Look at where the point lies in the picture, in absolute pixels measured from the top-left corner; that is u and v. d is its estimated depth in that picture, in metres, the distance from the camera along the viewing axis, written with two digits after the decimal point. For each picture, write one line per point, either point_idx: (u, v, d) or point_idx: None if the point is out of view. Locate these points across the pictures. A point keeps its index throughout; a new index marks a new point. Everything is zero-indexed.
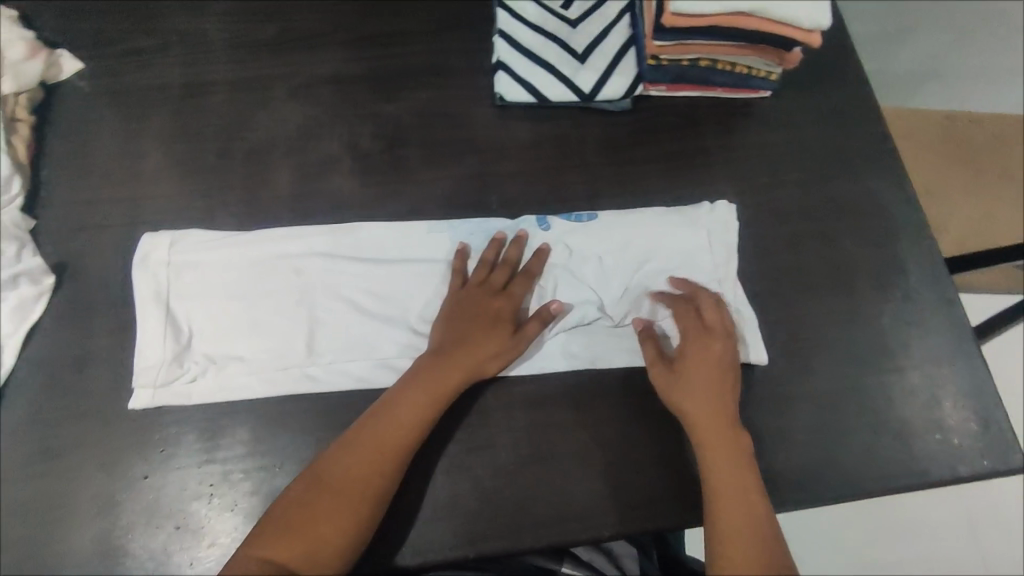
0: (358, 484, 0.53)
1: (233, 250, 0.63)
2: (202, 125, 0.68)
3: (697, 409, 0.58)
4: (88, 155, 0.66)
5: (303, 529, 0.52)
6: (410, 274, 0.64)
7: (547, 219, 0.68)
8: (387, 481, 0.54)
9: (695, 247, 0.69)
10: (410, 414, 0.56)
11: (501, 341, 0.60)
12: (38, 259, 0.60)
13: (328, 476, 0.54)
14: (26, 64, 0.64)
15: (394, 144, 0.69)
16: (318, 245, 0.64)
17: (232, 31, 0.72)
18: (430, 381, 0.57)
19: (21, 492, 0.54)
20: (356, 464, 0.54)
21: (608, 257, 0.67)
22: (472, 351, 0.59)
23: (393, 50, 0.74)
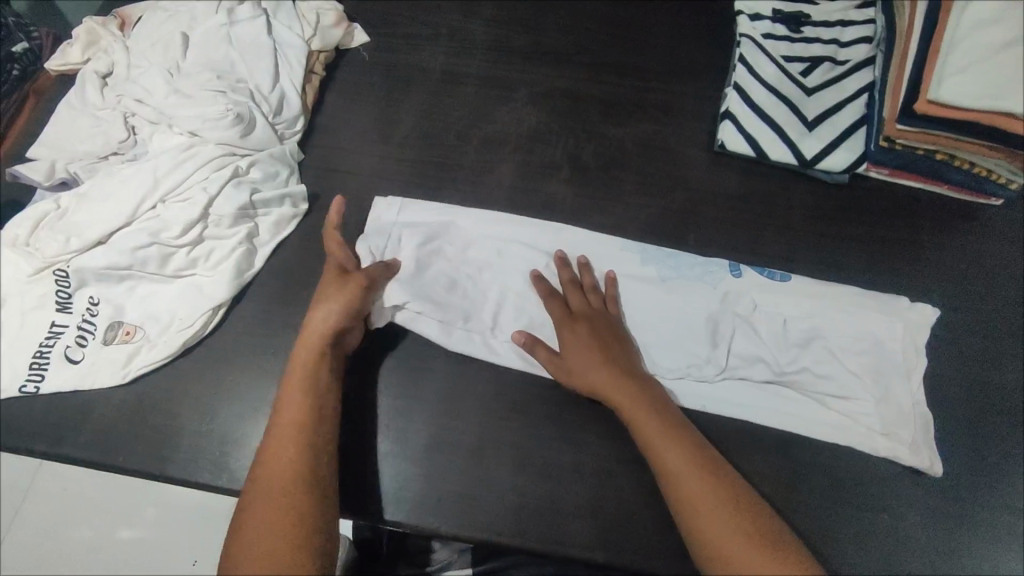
0: (295, 464, 0.53)
1: (451, 219, 0.70)
2: (449, 109, 0.77)
3: (635, 417, 0.57)
4: (355, 112, 0.77)
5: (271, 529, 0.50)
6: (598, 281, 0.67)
7: (739, 267, 0.69)
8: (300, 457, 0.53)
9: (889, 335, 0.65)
10: (294, 412, 0.55)
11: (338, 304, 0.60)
12: (301, 187, 0.70)
13: (274, 473, 0.52)
14: (332, 30, 0.77)
15: (610, 165, 0.74)
16: (526, 236, 0.70)
17: (494, 37, 0.82)
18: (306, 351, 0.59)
19: (241, 374, 0.63)
20: (287, 457, 0.53)
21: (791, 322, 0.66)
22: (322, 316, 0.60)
23: (627, 81, 0.79)
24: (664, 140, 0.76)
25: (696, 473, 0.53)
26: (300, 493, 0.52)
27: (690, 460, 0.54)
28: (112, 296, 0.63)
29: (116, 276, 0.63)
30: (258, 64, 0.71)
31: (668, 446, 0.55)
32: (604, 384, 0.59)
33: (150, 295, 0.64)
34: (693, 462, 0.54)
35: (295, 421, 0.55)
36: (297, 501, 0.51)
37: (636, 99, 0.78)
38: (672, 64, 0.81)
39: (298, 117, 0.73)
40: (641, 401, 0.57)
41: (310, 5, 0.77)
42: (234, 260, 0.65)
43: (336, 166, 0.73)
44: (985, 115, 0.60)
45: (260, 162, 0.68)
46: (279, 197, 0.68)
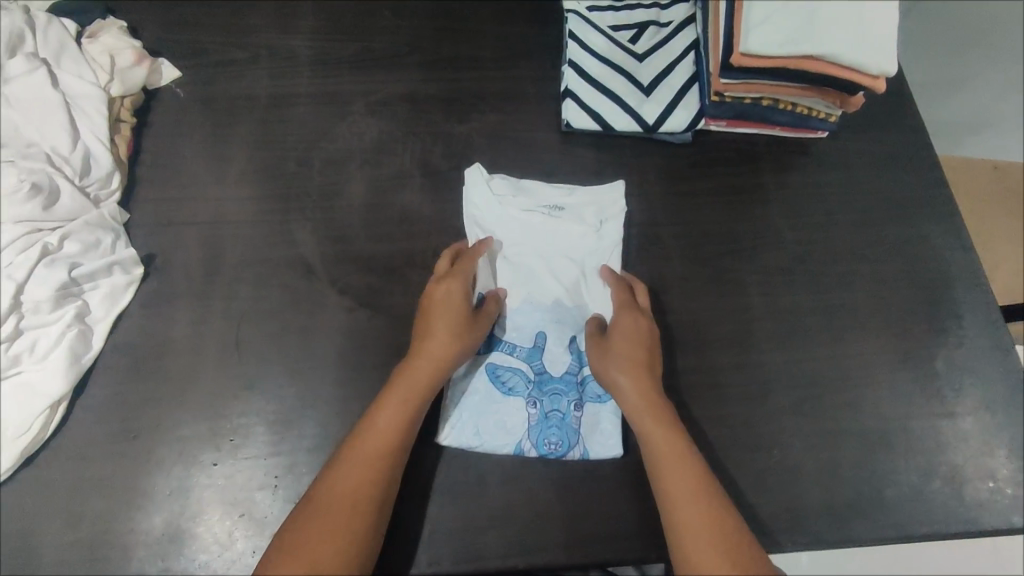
0: (389, 440, 0.55)
1: (514, 197, 0.70)
2: (285, 134, 0.72)
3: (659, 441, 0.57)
4: (179, 156, 0.70)
5: (344, 492, 0.52)
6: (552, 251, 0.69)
7: (581, 211, 0.70)
8: (415, 416, 0.56)
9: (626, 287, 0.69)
10: (389, 427, 0.55)
11: (461, 321, 0.60)
12: (131, 251, 0.63)
13: (369, 442, 0.54)
14: (133, 70, 0.70)
15: (463, 163, 0.73)
16: (519, 205, 0.70)
17: (318, 50, 0.77)
18: (423, 373, 0.58)
19: (99, 469, 0.57)
20: (360, 470, 0.53)
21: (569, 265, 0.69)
22: (449, 329, 0.59)
23: (465, 74, 0.78)
24: (512, 127, 0.75)
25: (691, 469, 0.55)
26: (392, 459, 0.54)
27: (679, 459, 0.56)
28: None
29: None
30: (50, 123, 0.63)
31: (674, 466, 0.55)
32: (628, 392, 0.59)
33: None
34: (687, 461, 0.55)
35: (405, 421, 0.56)
36: (379, 460, 0.54)
37: (478, 91, 0.77)
38: (506, 49, 0.80)
39: (113, 173, 0.66)
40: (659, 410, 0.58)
41: (102, 47, 0.69)
42: (66, 346, 0.58)
43: (508, 419, 0.62)
44: (797, 61, 0.64)
45: (74, 233, 0.61)
46: (105, 267, 0.62)
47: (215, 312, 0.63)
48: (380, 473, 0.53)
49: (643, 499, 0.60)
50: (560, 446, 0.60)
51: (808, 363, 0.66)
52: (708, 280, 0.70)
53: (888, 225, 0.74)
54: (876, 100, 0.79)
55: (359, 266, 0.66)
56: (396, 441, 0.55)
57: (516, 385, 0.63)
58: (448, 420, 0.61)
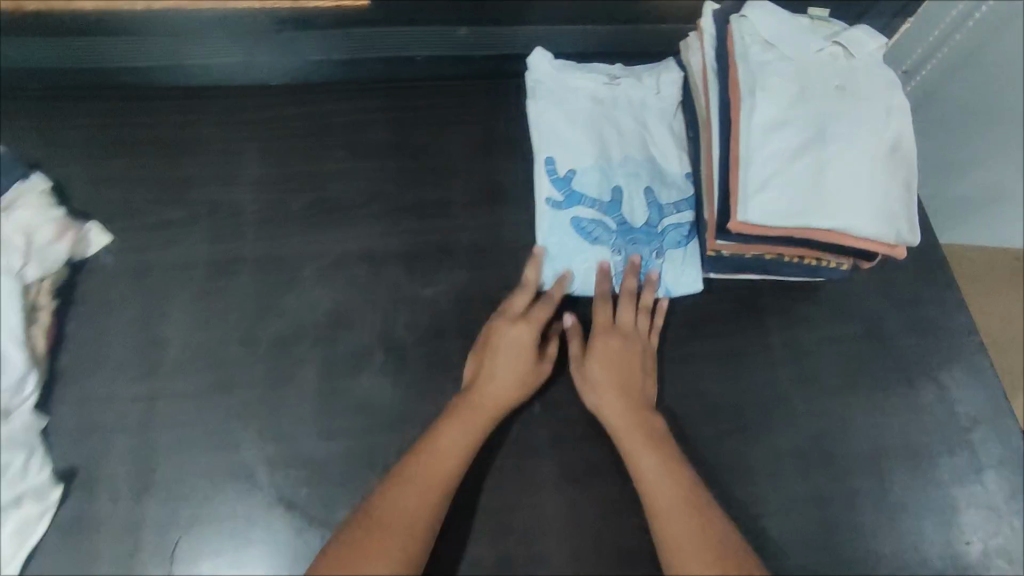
0: (405, 527, 0.51)
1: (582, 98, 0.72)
2: (228, 307, 0.64)
3: (660, 500, 0.54)
4: (105, 341, 0.62)
5: (400, 508, 0.52)
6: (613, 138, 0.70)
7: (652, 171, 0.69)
8: (476, 441, 0.57)
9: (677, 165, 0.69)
10: (454, 450, 0.56)
11: (524, 365, 0.60)
12: (46, 473, 0.56)
13: (435, 462, 0.55)
14: (52, 248, 0.62)
15: (430, 334, 0.65)
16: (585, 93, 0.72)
17: (266, 204, 0.69)
18: (483, 395, 0.59)
19: None
20: (417, 491, 0.53)
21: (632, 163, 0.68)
22: (510, 372, 0.59)
23: (431, 222, 0.70)
24: (484, 287, 0.67)
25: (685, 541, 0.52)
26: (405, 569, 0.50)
27: (704, 560, 0.51)
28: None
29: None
30: None
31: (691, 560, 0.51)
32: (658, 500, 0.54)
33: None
34: (695, 497, 0.54)
35: (459, 453, 0.56)
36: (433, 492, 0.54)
37: (446, 244, 0.69)
38: (475, 192, 0.72)
39: (28, 377, 0.57)
40: (678, 499, 0.54)
41: (15, 221, 0.60)
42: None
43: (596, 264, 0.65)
44: (805, 232, 0.56)
45: None
46: (12, 499, 0.54)
47: (145, 540, 0.55)
48: (446, 483, 0.54)
49: None
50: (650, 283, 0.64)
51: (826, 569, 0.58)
52: (712, 466, 0.61)
53: (913, 386, 0.65)
54: None
55: (313, 472, 0.58)
56: (456, 469, 0.55)
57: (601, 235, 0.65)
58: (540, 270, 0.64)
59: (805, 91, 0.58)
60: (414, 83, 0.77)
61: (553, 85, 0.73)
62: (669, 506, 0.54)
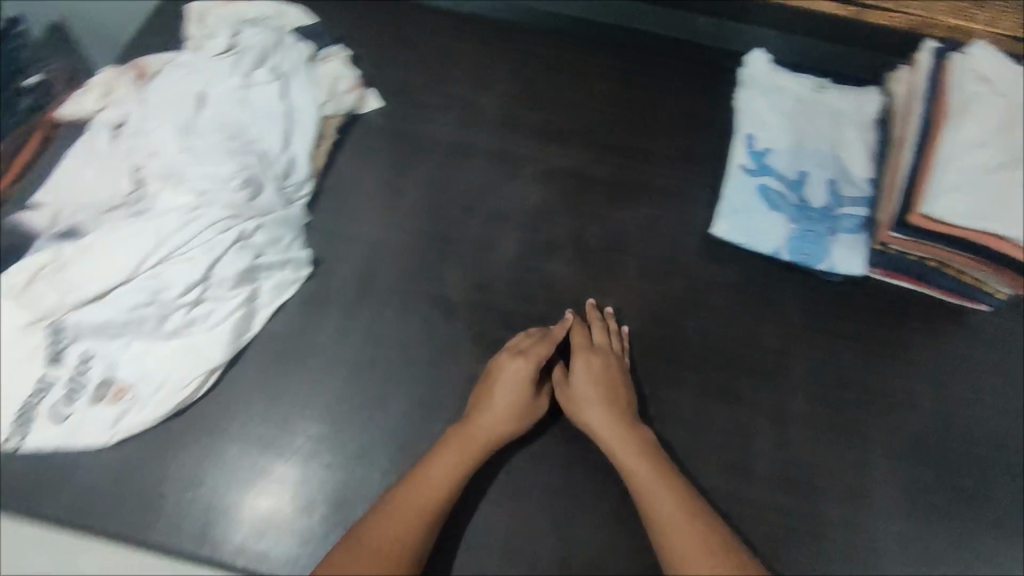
0: (401, 529, 0.54)
1: (788, 97, 0.82)
2: (458, 180, 0.79)
3: (643, 484, 0.58)
4: (362, 176, 0.78)
5: (387, 541, 0.52)
6: (809, 134, 0.79)
7: (837, 166, 0.77)
8: (464, 474, 0.59)
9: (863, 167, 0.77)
10: (440, 476, 0.58)
11: (521, 401, 0.63)
12: (306, 252, 0.71)
13: (418, 492, 0.56)
14: (345, 95, 0.79)
15: (612, 246, 0.76)
16: (793, 93, 0.82)
17: (504, 114, 0.84)
18: (473, 434, 0.61)
19: (232, 439, 0.64)
20: (404, 521, 0.54)
21: (820, 157, 0.78)
22: (507, 402, 0.62)
23: (631, 163, 0.81)
24: (664, 226, 0.77)
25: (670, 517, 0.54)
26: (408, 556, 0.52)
27: (689, 530, 0.53)
28: (94, 349, 0.64)
29: (103, 334, 0.64)
30: (273, 127, 0.73)
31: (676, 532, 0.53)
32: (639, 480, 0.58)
33: (144, 359, 0.64)
34: (683, 490, 0.57)
35: (441, 485, 0.58)
36: (422, 514, 0.55)
37: (639, 183, 0.80)
38: (674, 151, 0.83)
39: (308, 180, 0.74)
40: (659, 483, 0.57)
41: (327, 70, 0.80)
42: (232, 322, 0.66)
43: (771, 228, 0.74)
44: (978, 237, 0.63)
45: (266, 226, 0.69)
46: (282, 262, 0.69)
47: (359, 325, 0.69)
48: (432, 507, 0.56)
49: None
50: (816, 255, 0.73)
51: (912, 542, 0.64)
52: (830, 425, 0.68)
53: None
54: None
55: (495, 319, 0.70)
56: (438, 502, 0.56)
57: (781, 205, 0.75)
58: (719, 219, 0.75)
59: (1015, 124, 0.64)
60: (644, 53, 0.89)
61: (764, 82, 0.82)
62: (649, 487, 0.57)
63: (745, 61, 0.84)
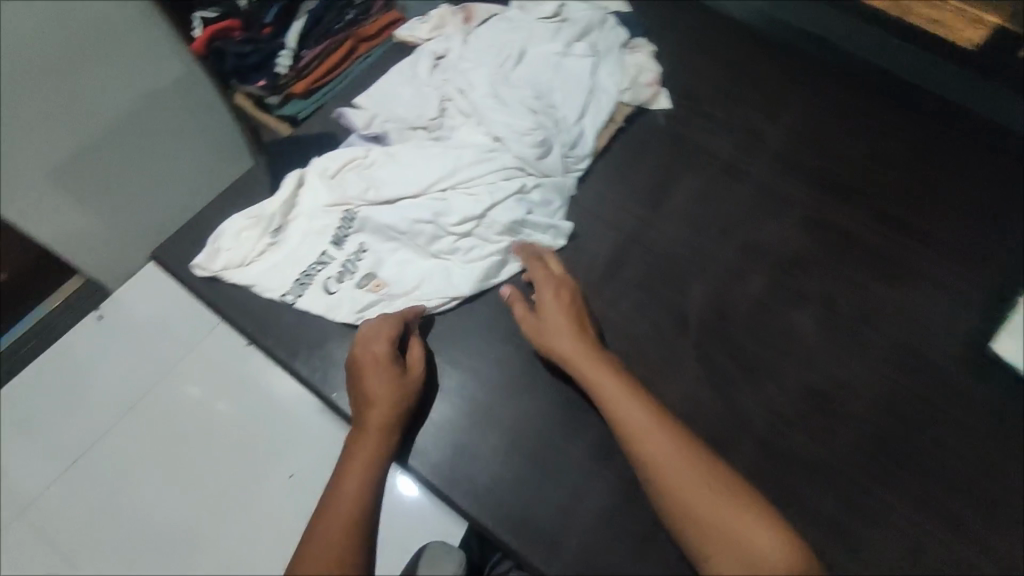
0: (336, 545, 0.52)
1: None
2: (724, 201, 0.78)
3: (627, 411, 0.58)
4: (633, 167, 0.79)
5: (322, 557, 0.51)
6: None
7: None
8: (376, 475, 0.58)
9: None
10: (351, 486, 0.56)
11: (389, 379, 0.62)
12: (567, 224, 0.74)
13: (332, 511, 0.54)
14: (643, 88, 0.81)
15: (863, 319, 0.72)
16: None
17: (789, 150, 0.81)
18: (372, 422, 0.60)
19: (455, 362, 0.69)
20: (330, 531, 0.53)
21: None
22: (387, 384, 0.61)
23: (910, 241, 0.76)
24: (928, 320, 0.72)
25: (684, 471, 0.55)
26: (365, 535, 0.54)
27: (698, 479, 0.54)
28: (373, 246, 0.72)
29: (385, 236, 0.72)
30: (576, 99, 0.77)
31: (683, 478, 0.54)
32: (624, 418, 0.58)
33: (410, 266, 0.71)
34: (664, 431, 0.57)
35: (358, 486, 0.56)
36: (348, 521, 0.53)
37: (915, 266, 0.74)
38: (961, 246, 0.76)
39: (587, 156, 0.77)
40: (643, 414, 0.58)
41: (634, 62, 0.83)
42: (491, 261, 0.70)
43: None
44: None
45: (543, 187, 0.73)
46: (545, 225, 0.73)
47: (594, 304, 0.72)
48: (355, 525, 0.53)
49: None
50: None
51: None
52: None
53: None
54: None
55: (723, 348, 0.70)
56: (362, 505, 0.55)
57: None
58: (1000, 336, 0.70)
59: None
60: (960, 133, 0.81)
61: None
62: (620, 407, 0.59)
63: None
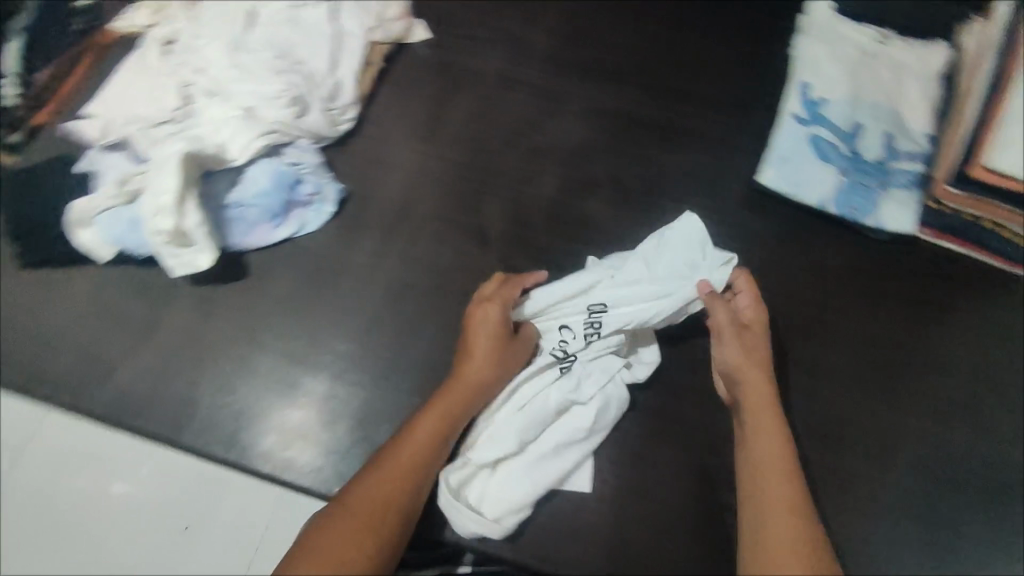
0: (397, 485, 0.53)
1: (852, 46, 0.78)
2: (499, 115, 0.77)
3: (778, 516, 0.49)
4: (405, 107, 0.77)
5: (376, 494, 0.51)
6: (875, 85, 0.76)
7: (899, 121, 0.75)
8: (454, 423, 0.58)
9: (921, 122, 0.75)
10: (426, 433, 0.57)
11: (502, 341, 0.61)
12: (336, 187, 0.71)
13: (401, 450, 0.55)
14: (394, 24, 0.77)
15: (653, 191, 0.74)
16: (859, 40, 0.78)
17: (554, 48, 0.80)
18: (463, 379, 0.60)
19: (264, 352, 0.66)
20: (394, 476, 0.53)
21: (881, 107, 0.75)
22: (491, 353, 0.60)
23: (682, 107, 0.78)
24: (711, 173, 0.75)
25: (776, 542, 0.47)
26: (424, 478, 0.55)
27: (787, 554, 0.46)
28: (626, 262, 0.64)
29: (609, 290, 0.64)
30: (320, 50, 0.73)
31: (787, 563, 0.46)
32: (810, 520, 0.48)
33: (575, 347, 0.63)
34: (803, 524, 0.48)
35: (436, 434, 0.57)
36: (413, 469, 0.54)
37: (689, 129, 0.77)
38: (725, 96, 0.79)
39: (353, 105, 0.74)
40: (798, 513, 0.49)
41: None
42: (248, 245, 0.68)
43: (821, 178, 0.72)
44: None
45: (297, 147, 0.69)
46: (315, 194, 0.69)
47: (396, 251, 0.70)
48: (416, 474, 0.54)
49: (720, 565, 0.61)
50: (862, 211, 0.71)
51: (937, 501, 0.63)
52: (861, 382, 0.67)
53: None
54: None
55: (530, 257, 0.70)
56: (431, 452, 0.56)
57: (833, 156, 0.73)
58: (768, 166, 0.73)
59: None
60: None
61: (827, 28, 0.79)
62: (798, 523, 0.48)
63: (807, 8, 0.80)
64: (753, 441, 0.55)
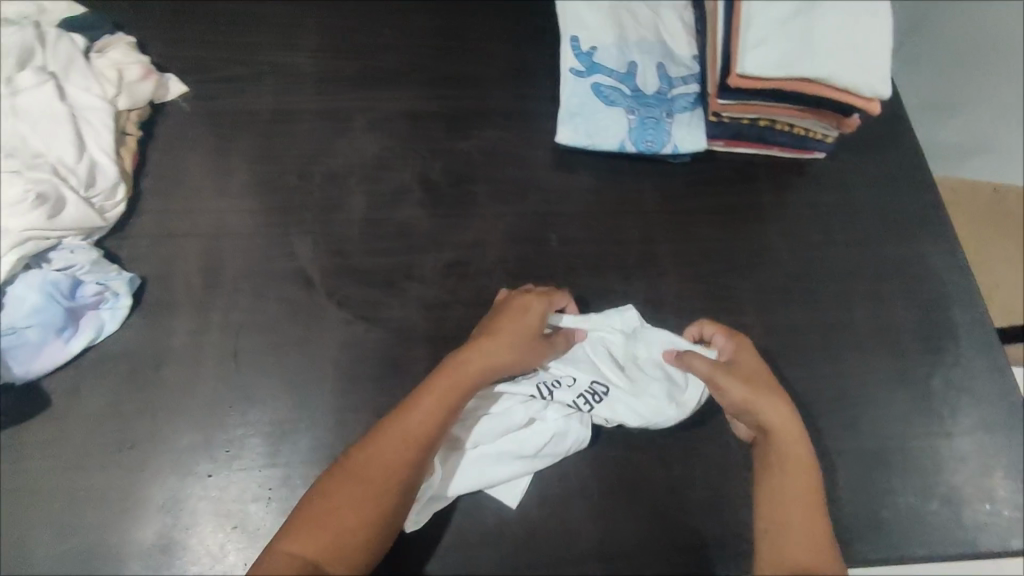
0: (382, 488, 0.52)
1: None
2: (287, 149, 0.73)
3: (788, 481, 0.56)
4: (182, 170, 0.71)
5: (355, 494, 0.52)
6: (635, 21, 0.79)
7: (665, 48, 0.78)
8: (451, 420, 0.56)
9: (684, 45, 0.79)
10: (424, 430, 0.54)
11: (524, 328, 0.60)
12: (125, 275, 0.64)
13: (388, 446, 0.54)
14: (139, 85, 0.70)
15: (463, 180, 0.73)
16: None
17: (324, 67, 0.77)
18: (469, 366, 0.57)
19: (93, 479, 0.58)
20: (379, 473, 0.53)
21: (645, 41, 0.78)
22: (508, 338, 0.59)
23: (467, 91, 0.78)
24: (513, 147, 0.76)
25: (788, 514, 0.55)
26: (411, 488, 0.53)
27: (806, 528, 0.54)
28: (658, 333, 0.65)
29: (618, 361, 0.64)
30: (57, 134, 0.63)
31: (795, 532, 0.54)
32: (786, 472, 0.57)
33: (562, 387, 0.62)
34: (811, 488, 0.56)
35: (431, 429, 0.55)
36: (402, 472, 0.53)
37: (480, 110, 0.77)
38: (506, 69, 0.79)
39: (118, 183, 0.66)
40: (805, 481, 0.56)
41: (108, 61, 0.69)
42: (38, 368, 0.60)
43: (612, 123, 0.75)
44: (788, 83, 0.68)
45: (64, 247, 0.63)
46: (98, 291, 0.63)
47: (215, 323, 0.65)
48: (399, 480, 0.53)
49: (629, 516, 0.61)
50: (658, 142, 0.74)
51: (800, 382, 0.67)
52: (704, 297, 0.71)
53: (884, 244, 0.75)
54: (871, 120, 0.81)
55: (358, 283, 0.67)
56: (422, 456, 0.54)
57: (617, 99, 0.76)
58: (562, 126, 0.75)
59: None
60: None
61: None
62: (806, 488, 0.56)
63: None
64: (785, 471, 0.57)
